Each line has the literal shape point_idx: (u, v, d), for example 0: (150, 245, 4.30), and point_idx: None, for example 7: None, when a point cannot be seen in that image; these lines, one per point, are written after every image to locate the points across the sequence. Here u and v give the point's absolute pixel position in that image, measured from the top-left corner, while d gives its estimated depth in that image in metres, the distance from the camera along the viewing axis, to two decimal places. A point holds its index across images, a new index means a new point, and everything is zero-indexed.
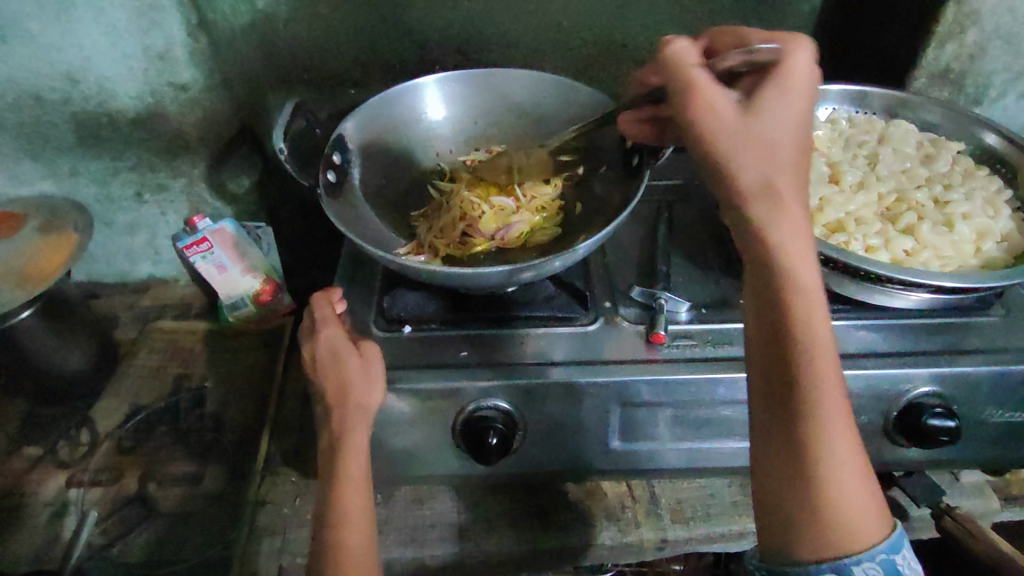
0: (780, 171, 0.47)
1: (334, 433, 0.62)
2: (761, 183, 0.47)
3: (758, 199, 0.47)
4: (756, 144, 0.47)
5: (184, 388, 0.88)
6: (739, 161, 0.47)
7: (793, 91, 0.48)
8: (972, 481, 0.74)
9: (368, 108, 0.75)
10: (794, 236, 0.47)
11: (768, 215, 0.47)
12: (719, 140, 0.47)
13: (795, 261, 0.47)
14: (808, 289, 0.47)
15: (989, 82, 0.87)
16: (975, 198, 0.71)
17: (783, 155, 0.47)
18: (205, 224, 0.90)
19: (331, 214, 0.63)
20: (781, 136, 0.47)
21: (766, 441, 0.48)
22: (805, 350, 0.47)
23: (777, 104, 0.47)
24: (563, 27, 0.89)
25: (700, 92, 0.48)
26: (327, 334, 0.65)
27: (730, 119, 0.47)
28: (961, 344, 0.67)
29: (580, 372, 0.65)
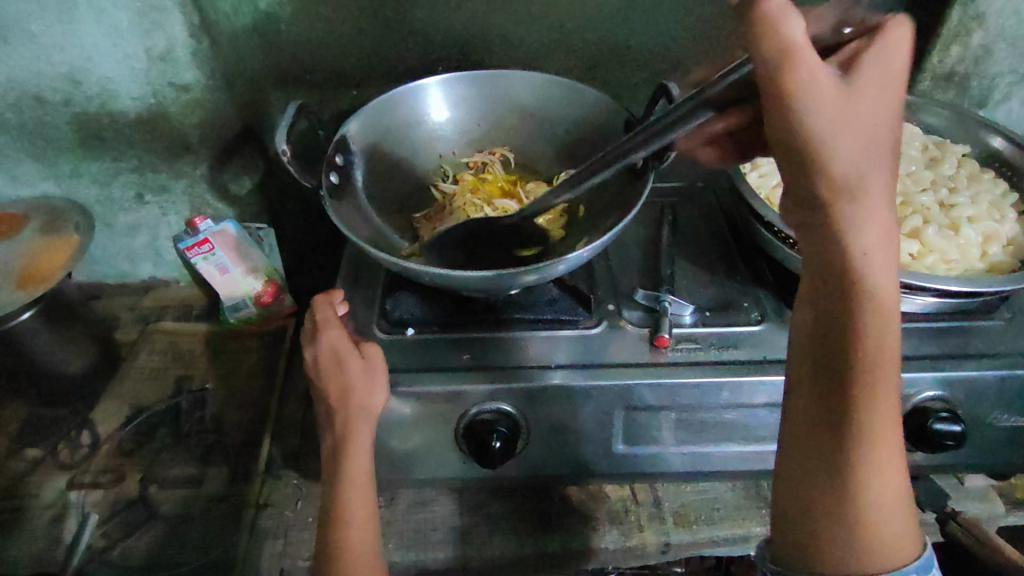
0: (872, 170, 0.41)
1: (337, 436, 0.61)
2: (851, 183, 0.41)
3: (845, 201, 0.42)
4: (852, 138, 0.40)
5: (185, 390, 0.88)
6: (834, 156, 0.40)
7: (893, 75, 0.41)
8: (976, 485, 0.74)
9: (370, 109, 0.75)
10: (875, 245, 0.43)
11: (853, 221, 0.42)
12: (817, 128, 0.39)
13: (874, 274, 0.43)
14: (886, 315, 0.44)
15: (993, 85, 0.86)
16: (980, 201, 0.70)
17: (874, 153, 0.41)
18: (206, 226, 0.89)
19: (333, 216, 0.62)
20: (874, 130, 0.41)
21: (811, 453, 0.47)
22: (873, 377, 0.44)
23: (876, 91, 0.41)
24: (567, 28, 0.89)
25: (808, 60, 0.38)
26: (330, 336, 0.64)
27: (832, 104, 0.39)
28: (966, 348, 0.67)
29: (583, 375, 0.64)
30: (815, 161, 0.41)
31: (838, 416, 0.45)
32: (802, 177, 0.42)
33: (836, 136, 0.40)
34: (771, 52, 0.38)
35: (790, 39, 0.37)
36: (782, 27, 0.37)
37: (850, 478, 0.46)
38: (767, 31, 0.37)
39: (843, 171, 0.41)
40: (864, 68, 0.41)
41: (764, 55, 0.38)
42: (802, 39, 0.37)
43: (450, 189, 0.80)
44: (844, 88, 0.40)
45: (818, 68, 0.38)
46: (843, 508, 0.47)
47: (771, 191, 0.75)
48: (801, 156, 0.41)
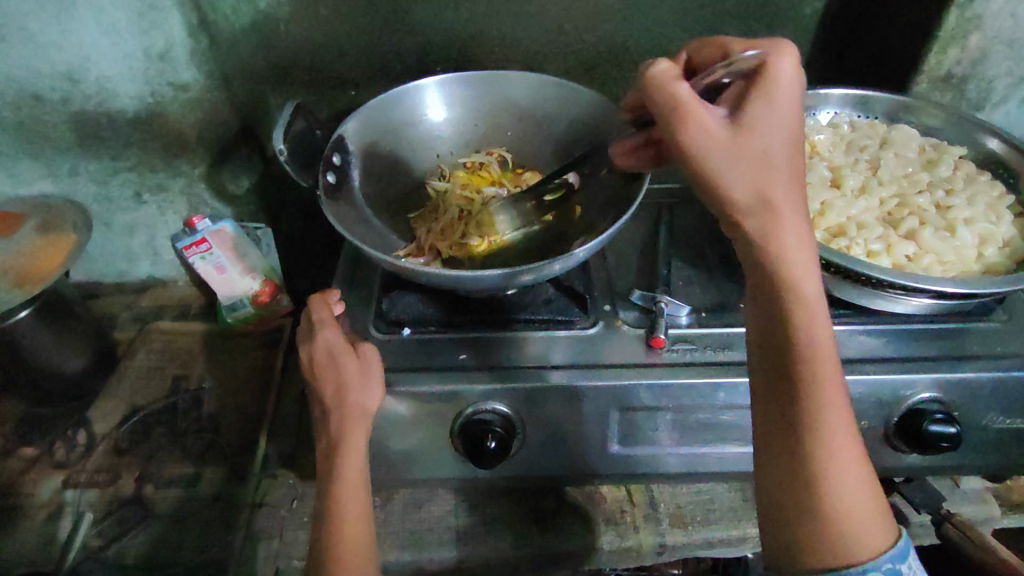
0: (773, 188, 0.47)
1: (332, 435, 0.61)
2: (752, 204, 0.47)
3: (751, 218, 0.47)
4: (746, 164, 0.46)
5: (182, 389, 0.88)
6: (730, 182, 0.46)
7: (782, 101, 0.47)
8: (973, 487, 0.74)
9: (368, 109, 0.75)
10: (791, 248, 0.47)
11: (761, 232, 0.47)
12: (710, 164, 0.46)
13: (796, 275, 0.48)
14: (809, 303, 0.48)
15: (991, 87, 0.86)
16: (977, 203, 0.70)
17: (773, 173, 0.46)
18: (205, 225, 0.89)
19: (329, 215, 0.63)
20: (771, 150, 0.46)
21: (771, 450, 0.49)
22: (806, 358, 0.48)
23: (767, 119, 0.46)
24: (565, 30, 0.89)
25: (691, 109, 0.46)
26: (325, 335, 0.64)
27: (719, 141, 0.46)
28: (962, 350, 0.67)
29: (580, 376, 0.64)
30: (716, 189, 0.47)
31: (788, 408, 0.48)
32: (711, 204, 0.49)
33: (733, 163, 0.46)
34: (660, 108, 0.47)
35: (676, 97, 0.46)
36: (667, 88, 0.47)
37: (811, 471, 0.47)
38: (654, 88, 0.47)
39: (745, 192, 0.46)
40: (753, 102, 0.46)
41: (658, 112, 0.47)
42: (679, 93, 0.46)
43: (444, 188, 0.79)
44: (732, 124, 0.46)
45: (701, 112, 0.46)
46: (812, 504, 0.47)
47: None
48: (704, 187, 0.48)
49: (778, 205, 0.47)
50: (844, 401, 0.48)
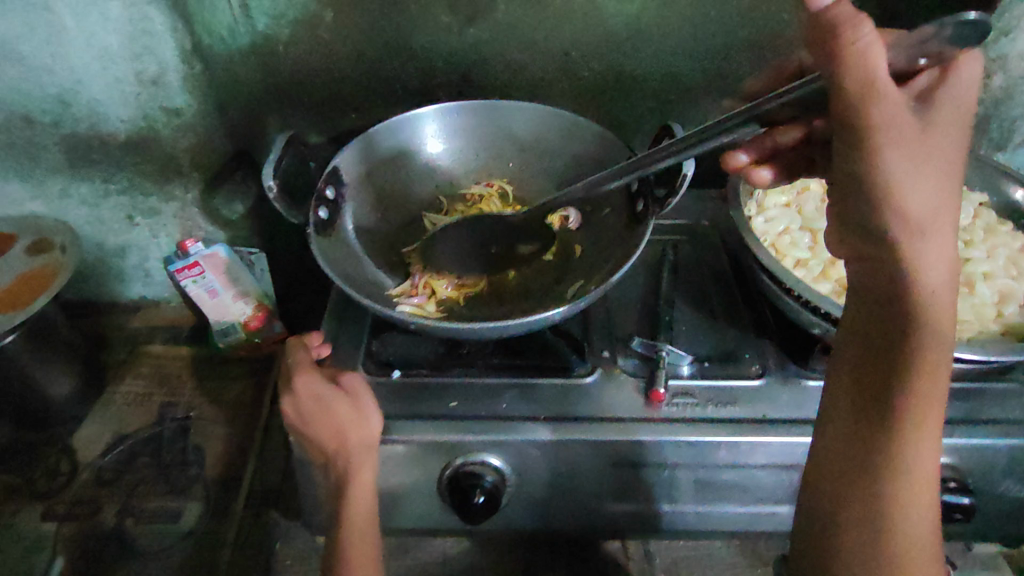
0: (947, 205, 0.39)
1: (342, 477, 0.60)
2: (922, 218, 0.38)
3: (915, 237, 0.39)
4: (924, 172, 0.38)
5: (169, 418, 0.86)
6: (907, 191, 0.38)
7: (968, 105, 0.39)
8: (984, 552, 0.70)
9: (365, 139, 0.73)
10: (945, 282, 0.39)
11: (922, 257, 0.39)
12: (889, 160, 0.38)
13: (940, 313, 0.40)
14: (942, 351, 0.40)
15: (1014, 128, 0.82)
16: (997, 256, 0.67)
17: (948, 187, 0.39)
18: (197, 249, 0.88)
19: (320, 255, 0.61)
20: (954, 163, 0.39)
21: (844, 478, 0.46)
22: (917, 404, 0.42)
23: (951, 125, 0.38)
24: (572, 56, 0.87)
25: (893, 94, 0.37)
26: (307, 380, 0.63)
27: (907, 140, 0.38)
28: (979, 412, 0.63)
29: (576, 429, 0.62)
30: (882, 193, 0.39)
31: (875, 443, 0.44)
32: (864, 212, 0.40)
33: (914, 173, 0.38)
34: (850, 82, 0.37)
35: (867, 72, 0.37)
36: (868, 60, 0.36)
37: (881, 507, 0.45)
38: (848, 59, 0.37)
39: (919, 207, 0.38)
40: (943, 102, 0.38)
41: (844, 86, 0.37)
42: (876, 71, 0.36)
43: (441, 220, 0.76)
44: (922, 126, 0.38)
45: (896, 103, 0.37)
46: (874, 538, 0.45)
47: (777, 239, 0.69)
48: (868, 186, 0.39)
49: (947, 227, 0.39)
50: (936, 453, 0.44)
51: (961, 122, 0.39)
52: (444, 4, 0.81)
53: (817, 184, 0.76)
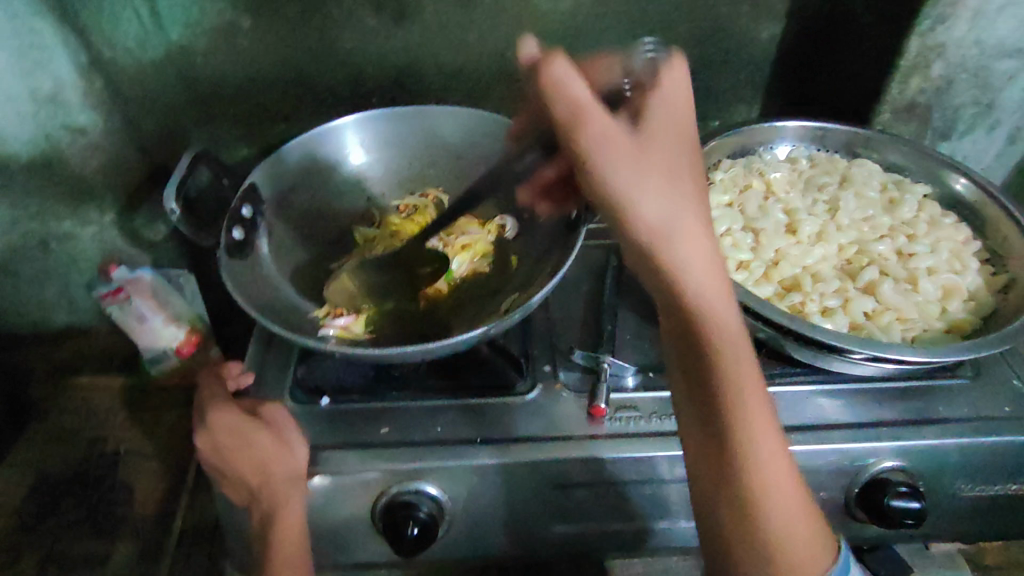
0: (679, 198, 0.44)
1: (265, 513, 0.56)
2: (663, 223, 0.43)
3: (661, 235, 0.43)
4: (652, 173, 0.43)
5: (97, 454, 0.81)
6: (639, 198, 0.43)
7: (675, 111, 0.46)
8: (944, 551, 0.68)
9: (284, 154, 0.70)
10: (701, 265, 0.44)
11: (671, 252, 0.43)
12: (618, 179, 0.43)
13: (706, 295, 0.44)
14: (721, 323, 0.44)
15: (957, 116, 0.81)
16: (941, 250, 0.66)
17: (679, 190, 0.44)
18: (121, 273, 0.81)
19: (229, 280, 0.57)
20: (678, 165, 0.45)
21: (712, 493, 0.45)
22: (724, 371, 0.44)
23: (666, 128, 0.45)
24: (507, 57, 0.84)
25: (593, 113, 0.43)
26: (224, 417, 0.59)
27: (626, 149, 0.43)
28: (929, 412, 0.62)
29: (516, 451, 0.59)
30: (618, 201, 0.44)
31: (711, 426, 0.45)
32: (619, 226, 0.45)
33: (643, 180, 0.43)
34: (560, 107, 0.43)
35: (572, 97, 0.43)
36: (564, 90, 0.43)
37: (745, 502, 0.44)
38: (551, 91, 0.43)
39: (658, 210, 0.43)
40: (654, 108, 0.46)
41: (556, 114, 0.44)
42: (573, 95, 0.43)
43: (373, 235, 0.72)
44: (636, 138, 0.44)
45: (599, 118, 0.43)
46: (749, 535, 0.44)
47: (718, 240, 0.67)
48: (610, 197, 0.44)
49: (687, 216, 0.44)
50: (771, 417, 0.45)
51: (671, 131, 0.45)
52: (368, 7, 0.77)
53: (763, 179, 0.73)
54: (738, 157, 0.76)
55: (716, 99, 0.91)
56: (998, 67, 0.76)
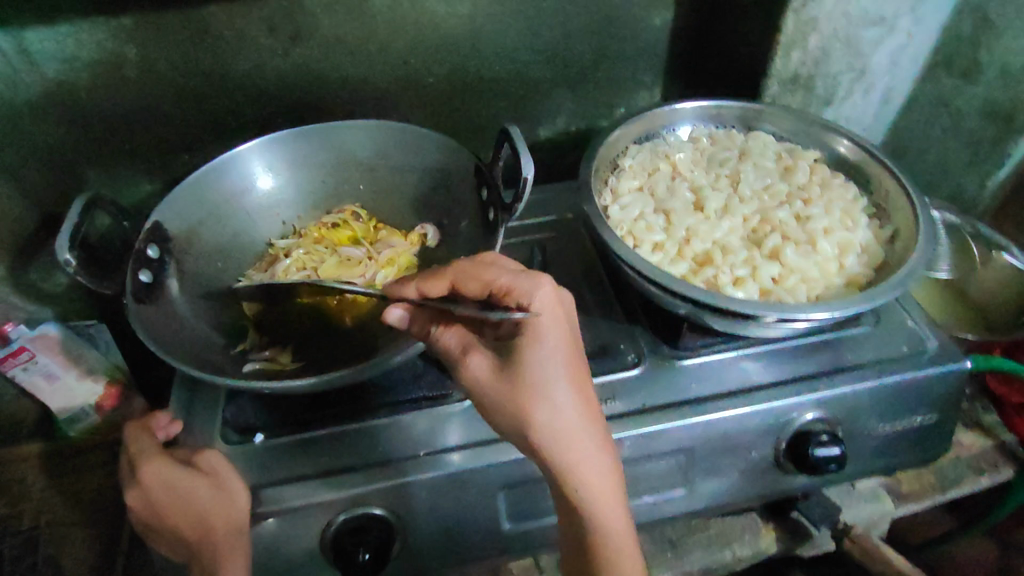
0: (557, 426, 0.49)
1: (206, 567, 0.54)
2: (541, 438, 0.49)
3: (548, 456, 0.49)
4: (535, 406, 0.48)
5: (14, 531, 0.75)
6: (513, 419, 0.49)
7: (547, 339, 0.48)
8: (866, 487, 0.75)
9: (186, 186, 0.66)
10: (592, 482, 0.49)
11: (558, 466, 0.49)
12: (489, 404, 0.50)
13: (597, 503, 0.50)
14: (604, 517, 0.50)
15: (837, 83, 0.87)
16: (834, 210, 0.71)
17: (551, 409, 0.49)
18: (18, 331, 0.74)
19: (138, 328, 0.54)
20: (551, 385, 0.49)
21: None
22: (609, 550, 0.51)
23: (537, 360, 0.48)
24: (411, 64, 0.83)
25: (457, 355, 0.51)
26: (153, 472, 0.55)
27: (491, 379, 0.49)
28: (839, 361, 0.67)
29: (462, 458, 0.59)
30: (507, 424, 0.49)
31: None
32: (515, 438, 0.51)
33: (513, 403, 0.49)
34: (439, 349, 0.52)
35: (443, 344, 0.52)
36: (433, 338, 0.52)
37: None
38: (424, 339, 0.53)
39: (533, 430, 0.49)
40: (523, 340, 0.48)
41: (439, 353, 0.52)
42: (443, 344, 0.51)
43: (286, 244, 0.71)
44: (501, 367, 0.49)
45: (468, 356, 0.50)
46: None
47: (632, 226, 0.69)
48: (503, 419, 0.50)
49: (574, 439, 0.49)
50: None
51: (542, 355, 0.48)
52: (261, 26, 0.75)
53: (669, 161, 0.77)
54: (644, 141, 0.79)
55: (620, 87, 0.94)
56: (865, 35, 0.82)
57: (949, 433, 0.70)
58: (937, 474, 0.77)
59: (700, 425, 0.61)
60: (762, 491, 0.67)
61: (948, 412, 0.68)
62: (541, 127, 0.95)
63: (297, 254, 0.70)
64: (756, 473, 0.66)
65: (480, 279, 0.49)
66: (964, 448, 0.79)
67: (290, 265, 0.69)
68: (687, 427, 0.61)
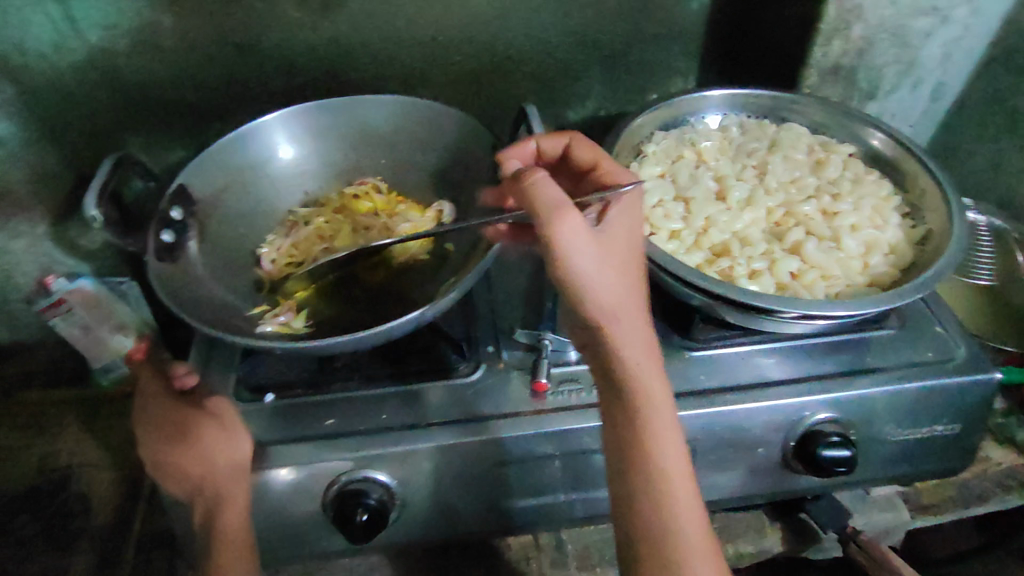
0: (627, 294, 0.53)
1: (209, 502, 0.57)
2: (615, 305, 0.52)
3: (619, 330, 0.53)
4: (615, 275, 0.52)
5: (49, 469, 0.80)
6: (596, 284, 0.51)
7: (619, 218, 0.55)
8: (882, 494, 0.73)
9: (211, 152, 0.69)
10: (648, 356, 0.54)
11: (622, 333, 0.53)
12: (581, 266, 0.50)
13: (646, 379, 0.53)
14: (653, 385, 0.53)
15: (881, 75, 0.83)
16: (864, 207, 0.68)
17: (625, 274, 0.53)
18: (58, 284, 0.79)
19: (156, 285, 0.56)
20: (620, 249, 0.54)
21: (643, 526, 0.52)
22: (655, 417, 0.53)
23: (615, 233, 0.54)
24: (439, 42, 0.83)
25: (565, 212, 0.49)
26: (165, 410, 0.62)
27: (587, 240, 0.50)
28: (857, 363, 0.65)
29: (462, 431, 0.60)
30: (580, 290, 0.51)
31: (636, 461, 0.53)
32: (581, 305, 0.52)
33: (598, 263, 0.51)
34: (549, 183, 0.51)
35: (555, 198, 0.50)
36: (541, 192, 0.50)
37: (667, 551, 0.51)
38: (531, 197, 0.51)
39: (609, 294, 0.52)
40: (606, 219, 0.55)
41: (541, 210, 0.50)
42: (545, 197, 0.50)
43: (308, 212, 0.73)
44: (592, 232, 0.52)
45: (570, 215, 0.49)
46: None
47: (649, 212, 0.68)
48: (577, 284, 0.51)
49: (631, 308, 0.53)
50: (682, 456, 0.53)
51: (614, 228, 0.54)
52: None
53: (694, 149, 0.75)
54: (670, 127, 0.77)
55: (651, 73, 0.92)
56: (914, 25, 0.78)
57: (972, 445, 0.67)
58: (960, 488, 0.73)
59: (705, 417, 0.60)
60: (767, 489, 0.66)
61: (973, 423, 0.65)
62: (569, 110, 0.94)
63: (317, 222, 0.72)
64: (763, 470, 0.64)
65: (593, 153, 0.61)
66: (992, 464, 0.76)
67: (310, 232, 0.70)
68: (693, 417, 0.60)
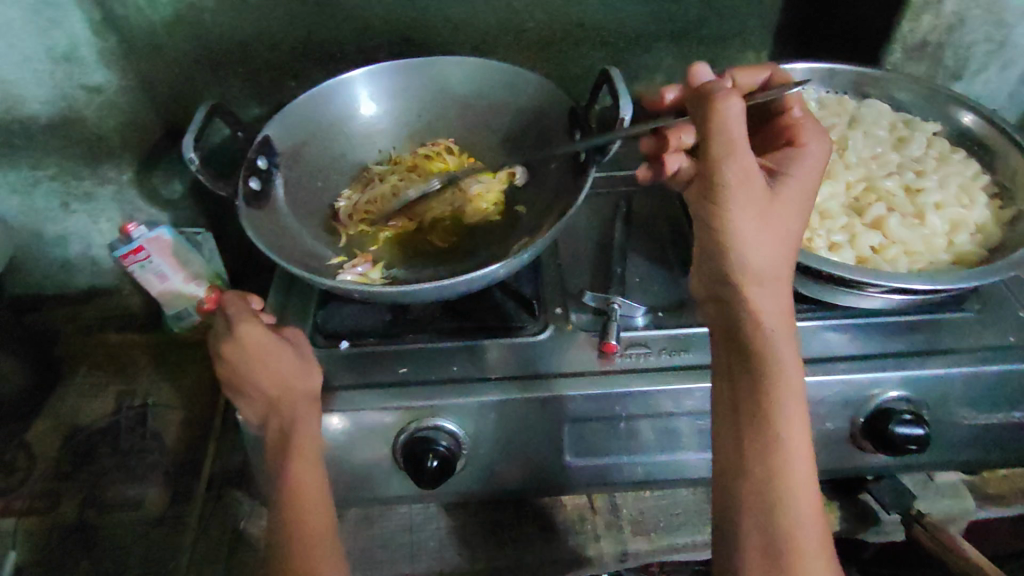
0: (778, 256, 0.51)
1: (282, 427, 0.59)
2: (761, 267, 0.51)
3: (755, 291, 0.51)
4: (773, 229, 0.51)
5: (127, 406, 0.84)
6: (749, 235, 0.50)
7: (800, 177, 0.54)
8: (947, 481, 0.71)
9: (296, 106, 0.71)
10: (780, 321, 0.51)
11: (756, 295, 0.51)
12: (743, 212, 0.50)
13: (780, 346, 0.50)
14: (782, 352, 0.50)
15: (970, 54, 0.80)
16: (949, 185, 0.66)
17: (776, 233, 0.51)
18: (140, 232, 0.83)
19: (246, 226, 0.59)
20: (789, 208, 0.52)
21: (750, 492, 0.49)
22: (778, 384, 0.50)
23: (793, 193, 0.53)
24: (514, 7, 0.83)
25: (743, 148, 0.49)
26: (248, 334, 0.60)
27: (758, 188, 0.50)
28: (934, 343, 0.63)
29: (530, 386, 0.61)
30: (734, 245, 0.51)
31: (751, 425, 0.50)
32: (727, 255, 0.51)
33: (759, 214, 0.50)
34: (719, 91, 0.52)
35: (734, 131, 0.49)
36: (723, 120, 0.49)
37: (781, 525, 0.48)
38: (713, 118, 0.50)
39: (762, 249, 0.51)
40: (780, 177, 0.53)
41: (716, 137, 0.49)
42: (732, 124, 0.49)
43: (382, 169, 0.74)
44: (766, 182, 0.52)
45: (745, 156, 0.49)
46: (779, 555, 0.47)
47: None
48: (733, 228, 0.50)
49: (780, 268, 0.52)
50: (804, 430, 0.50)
51: (792, 189, 0.53)
52: None
53: None
54: None
55: (724, 46, 0.91)
56: (1012, 2, 0.75)
57: None
58: None
59: None
60: (831, 465, 0.66)
61: None
62: (636, 82, 0.93)
63: (391, 180, 0.73)
64: (829, 445, 0.64)
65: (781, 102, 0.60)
66: None
67: (384, 188, 0.72)
68: None
